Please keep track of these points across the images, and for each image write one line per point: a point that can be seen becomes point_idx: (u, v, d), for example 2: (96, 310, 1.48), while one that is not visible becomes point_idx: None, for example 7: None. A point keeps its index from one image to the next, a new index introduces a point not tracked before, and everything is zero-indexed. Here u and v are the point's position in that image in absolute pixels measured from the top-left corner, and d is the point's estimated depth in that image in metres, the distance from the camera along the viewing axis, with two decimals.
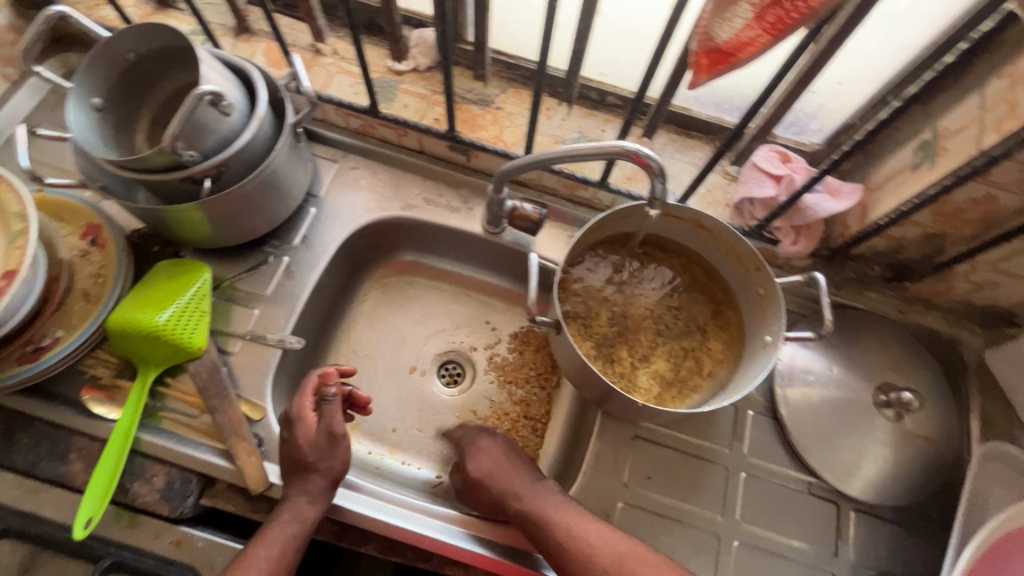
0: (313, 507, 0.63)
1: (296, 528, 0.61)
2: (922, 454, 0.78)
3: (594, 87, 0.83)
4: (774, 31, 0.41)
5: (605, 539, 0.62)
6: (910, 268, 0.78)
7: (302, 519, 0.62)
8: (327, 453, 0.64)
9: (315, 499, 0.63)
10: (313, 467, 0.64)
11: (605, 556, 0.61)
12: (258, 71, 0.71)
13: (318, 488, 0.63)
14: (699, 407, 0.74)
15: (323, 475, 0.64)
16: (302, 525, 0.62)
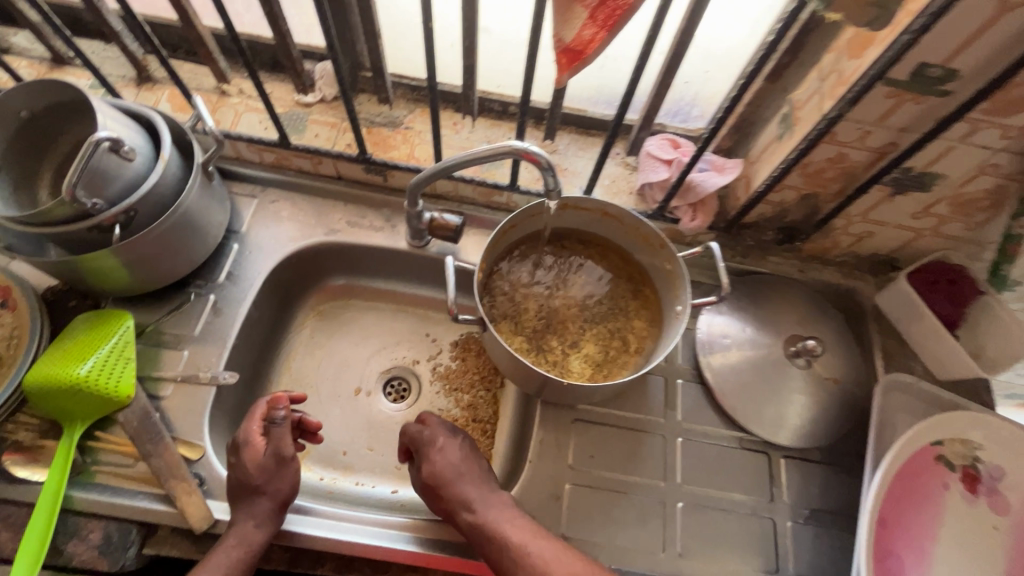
0: (257, 533, 0.63)
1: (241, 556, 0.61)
2: (835, 395, 0.85)
3: (495, 99, 0.89)
4: (607, 26, 0.46)
5: (558, 558, 0.62)
6: (797, 229, 0.86)
7: (247, 546, 0.62)
8: (273, 476, 0.65)
9: (260, 524, 0.63)
10: (257, 492, 0.64)
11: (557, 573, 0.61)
12: (160, 116, 0.73)
13: (262, 513, 0.63)
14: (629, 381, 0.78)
15: (269, 497, 0.64)
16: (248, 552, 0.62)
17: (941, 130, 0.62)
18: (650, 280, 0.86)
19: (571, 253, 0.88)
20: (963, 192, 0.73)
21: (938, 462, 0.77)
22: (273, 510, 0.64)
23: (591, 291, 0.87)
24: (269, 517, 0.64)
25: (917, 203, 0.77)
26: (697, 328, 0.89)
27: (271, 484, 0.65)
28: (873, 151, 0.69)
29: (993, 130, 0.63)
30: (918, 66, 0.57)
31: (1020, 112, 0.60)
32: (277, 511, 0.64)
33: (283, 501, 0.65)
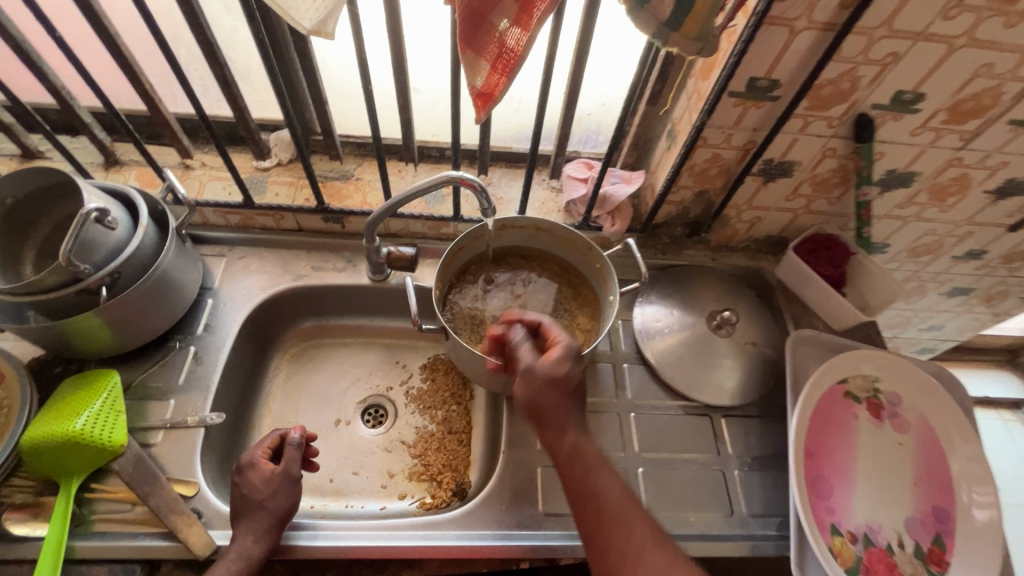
0: (258, 545, 0.68)
1: (245, 567, 0.66)
2: (756, 357, 0.99)
3: (432, 146, 1.02)
4: (504, 73, 0.59)
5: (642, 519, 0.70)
6: (700, 222, 1.03)
7: (250, 559, 0.67)
8: (284, 491, 0.72)
9: (259, 539, 0.69)
10: (258, 508, 0.70)
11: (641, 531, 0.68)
12: (136, 190, 0.82)
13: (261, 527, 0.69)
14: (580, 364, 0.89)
15: (271, 515, 0.70)
16: (252, 564, 0.67)
17: (780, 126, 0.80)
18: (587, 281, 0.99)
19: (517, 268, 1.01)
20: (816, 173, 0.91)
21: (846, 398, 0.90)
22: (271, 524, 0.70)
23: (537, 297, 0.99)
24: (271, 529, 0.70)
25: (786, 187, 0.94)
26: (633, 319, 1.03)
27: (274, 499, 0.71)
28: (739, 148, 0.86)
29: (820, 122, 0.81)
30: (750, 80, 0.74)
31: (834, 106, 0.78)
32: (275, 526, 0.70)
33: (282, 519, 0.71)
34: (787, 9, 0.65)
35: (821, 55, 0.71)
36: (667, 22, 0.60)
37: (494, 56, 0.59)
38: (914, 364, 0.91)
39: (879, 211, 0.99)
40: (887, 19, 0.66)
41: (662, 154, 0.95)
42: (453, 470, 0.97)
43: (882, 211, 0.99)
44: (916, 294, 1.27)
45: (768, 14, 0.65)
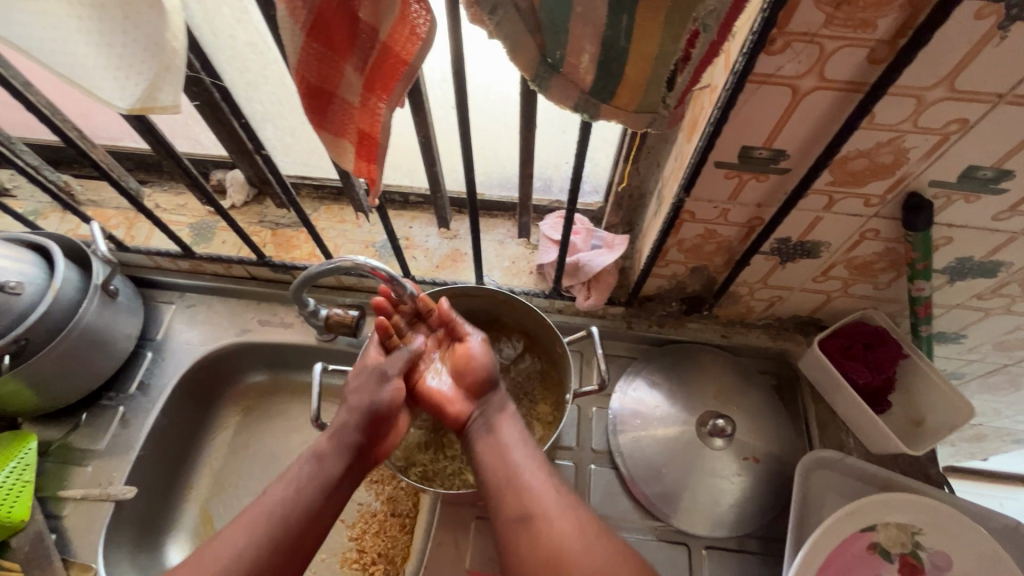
0: (328, 446, 0.63)
1: (313, 469, 0.61)
2: (756, 476, 0.79)
3: (393, 191, 0.92)
4: (371, 160, 0.46)
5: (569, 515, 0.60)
6: (700, 299, 0.83)
7: (318, 460, 0.62)
8: (367, 389, 0.65)
9: (335, 445, 0.63)
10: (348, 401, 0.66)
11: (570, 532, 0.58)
12: (56, 245, 0.78)
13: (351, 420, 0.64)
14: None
15: (359, 409, 0.64)
16: (319, 466, 0.62)
17: (790, 206, 0.59)
18: (554, 361, 0.82)
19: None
20: (854, 257, 0.69)
21: (871, 552, 0.69)
22: (358, 418, 0.64)
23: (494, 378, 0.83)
24: (360, 426, 0.64)
25: (813, 269, 0.73)
26: (610, 405, 0.86)
27: (362, 395, 0.65)
28: (741, 225, 0.66)
29: (853, 200, 0.60)
30: (743, 149, 0.55)
31: (872, 182, 0.57)
32: (365, 419, 0.64)
33: (380, 418, 0.65)
34: (784, 64, 0.46)
35: (843, 124, 0.50)
36: (593, 92, 0.44)
37: (355, 137, 0.45)
38: (986, 533, 0.68)
39: (947, 301, 0.75)
40: (945, 76, 0.45)
41: (650, 219, 0.77)
42: (388, 561, 0.87)
43: (951, 302, 0.75)
44: (1005, 387, 0.99)
45: (755, 72, 0.46)
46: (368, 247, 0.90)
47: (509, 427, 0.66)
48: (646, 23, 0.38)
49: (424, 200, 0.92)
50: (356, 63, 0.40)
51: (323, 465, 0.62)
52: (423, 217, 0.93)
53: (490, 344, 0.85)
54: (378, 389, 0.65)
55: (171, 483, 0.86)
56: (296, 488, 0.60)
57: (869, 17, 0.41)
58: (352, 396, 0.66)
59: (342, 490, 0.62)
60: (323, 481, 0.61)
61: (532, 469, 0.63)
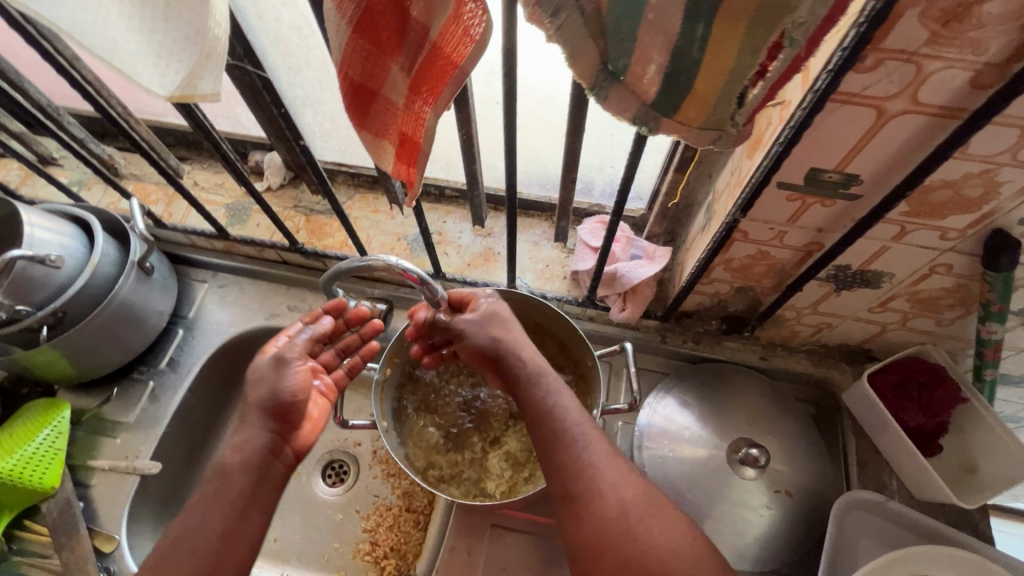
0: (235, 461, 0.59)
1: (221, 488, 0.57)
2: (786, 510, 0.75)
3: (429, 184, 0.90)
4: (412, 165, 0.43)
5: (615, 487, 0.53)
6: (742, 319, 0.78)
7: (225, 477, 0.58)
8: (269, 381, 0.64)
9: (246, 435, 0.61)
10: (248, 397, 0.63)
11: (614, 508, 0.52)
12: (96, 219, 0.78)
13: (254, 420, 0.62)
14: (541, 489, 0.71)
15: (264, 402, 0.62)
16: (226, 484, 0.58)
17: (856, 235, 0.55)
18: (582, 371, 0.77)
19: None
20: (918, 290, 0.64)
21: None
22: (262, 413, 0.62)
23: None
24: (268, 416, 0.62)
25: (870, 299, 0.68)
26: (638, 419, 0.82)
27: (262, 388, 0.63)
28: (796, 249, 0.62)
29: (928, 232, 0.54)
30: (810, 171, 0.50)
31: (953, 215, 0.51)
32: (268, 412, 0.62)
33: (287, 411, 0.63)
34: (873, 83, 0.41)
35: (931, 152, 0.45)
36: (655, 104, 0.40)
37: (397, 138, 0.42)
38: None
39: (1017, 345, 0.69)
40: None
41: (696, 232, 0.73)
42: (400, 556, 0.86)
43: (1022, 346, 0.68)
44: None
45: (839, 90, 0.41)
46: (401, 241, 0.89)
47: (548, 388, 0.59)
48: (724, 34, 0.34)
49: (460, 195, 0.90)
50: (403, 63, 0.37)
51: (230, 483, 0.58)
52: (457, 212, 0.90)
53: None
54: (281, 376, 0.64)
55: (193, 460, 0.88)
56: (203, 512, 0.56)
57: (982, 38, 0.36)
58: (252, 390, 0.64)
59: (255, 507, 0.58)
60: (232, 500, 0.57)
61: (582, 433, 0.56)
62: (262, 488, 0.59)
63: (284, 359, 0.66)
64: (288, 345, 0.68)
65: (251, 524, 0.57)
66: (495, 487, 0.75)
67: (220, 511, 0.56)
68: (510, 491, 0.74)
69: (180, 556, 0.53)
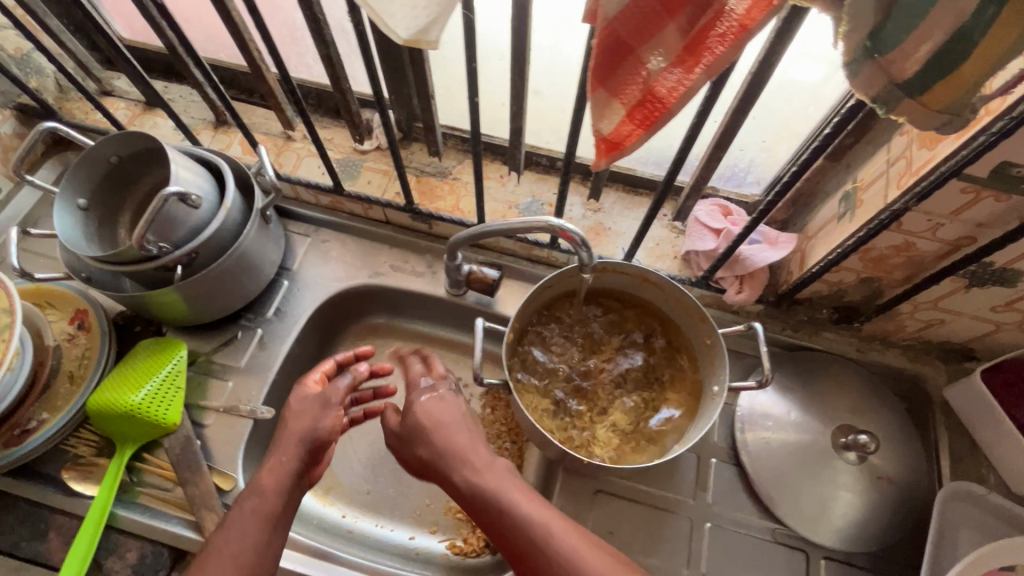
0: (270, 478, 0.67)
1: (257, 504, 0.65)
2: (886, 495, 0.78)
3: (543, 154, 0.89)
4: (644, 126, 0.45)
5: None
6: (855, 310, 0.80)
7: (262, 494, 0.66)
8: (312, 415, 0.73)
9: (272, 469, 0.68)
10: (289, 425, 0.72)
11: None
12: (226, 164, 0.78)
13: (289, 451, 0.70)
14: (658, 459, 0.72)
15: (301, 437, 0.71)
16: (265, 501, 0.66)
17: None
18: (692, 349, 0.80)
19: (607, 314, 0.83)
20: None
21: None
22: (301, 444, 0.70)
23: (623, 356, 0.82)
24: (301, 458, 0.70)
25: (997, 298, 0.69)
26: (737, 403, 0.84)
27: (304, 421, 0.72)
28: (945, 242, 0.63)
29: None
30: (1001, 164, 0.51)
31: None
32: (306, 446, 0.71)
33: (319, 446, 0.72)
34: None
35: None
36: (902, 84, 0.41)
37: (636, 99, 0.44)
38: None
39: None
40: None
41: (827, 220, 0.74)
42: None
43: None
44: None
45: None
46: (513, 209, 0.89)
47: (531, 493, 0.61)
48: (1012, 18, 0.35)
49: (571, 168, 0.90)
50: (683, 24, 0.38)
51: (264, 502, 0.65)
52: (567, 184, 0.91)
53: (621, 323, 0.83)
54: (323, 416, 0.73)
55: None
56: (241, 527, 0.63)
57: None
58: (293, 420, 0.72)
59: (284, 523, 0.67)
60: (267, 514, 0.65)
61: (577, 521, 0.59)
62: (290, 508, 0.67)
63: (329, 400, 0.74)
64: (332, 385, 0.76)
65: (279, 537, 0.66)
66: (603, 454, 0.75)
67: (257, 523, 0.64)
68: (620, 459, 0.74)
69: (223, 557, 0.61)
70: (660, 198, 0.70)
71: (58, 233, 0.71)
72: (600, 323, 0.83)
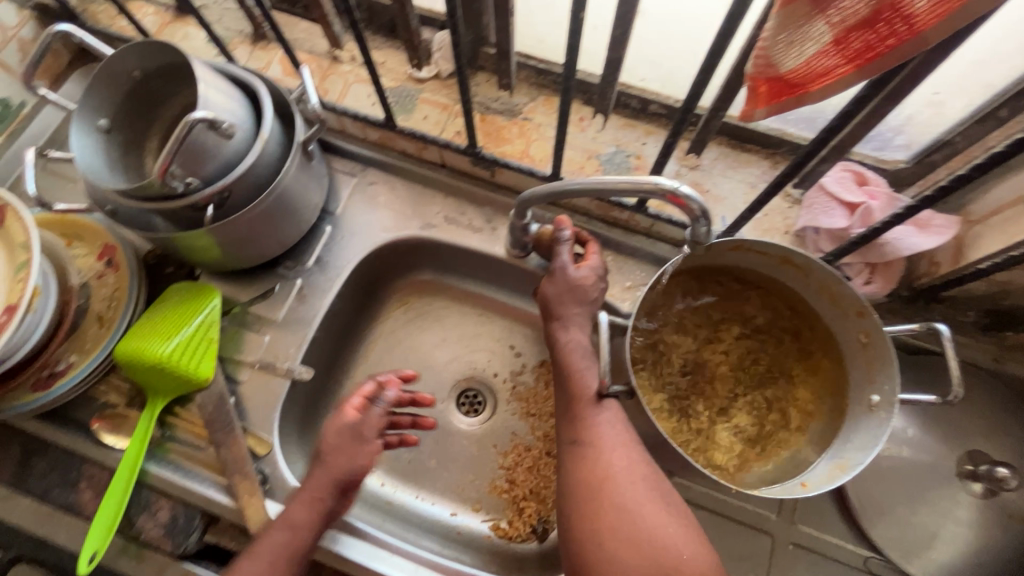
0: (302, 513, 0.61)
1: (287, 536, 0.60)
2: (1017, 539, 0.65)
3: (635, 95, 0.73)
4: (857, 61, 0.33)
5: (624, 452, 0.59)
6: (1014, 316, 0.65)
7: (291, 528, 0.60)
8: (347, 453, 0.63)
9: (311, 503, 0.61)
10: (325, 462, 0.63)
11: (615, 458, 0.58)
12: (265, 87, 0.66)
13: (323, 489, 0.62)
14: (789, 476, 0.64)
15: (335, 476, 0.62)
16: (294, 538, 0.60)
17: None
18: (832, 342, 0.68)
19: (726, 296, 0.72)
20: None
21: None
22: (333, 484, 0.62)
23: (745, 344, 0.72)
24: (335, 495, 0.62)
25: None
26: None
27: (340, 459, 0.63)
28: None
29: None
30: None
31: None
32: (340, 485, 0.62)
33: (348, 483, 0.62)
34: None
35: None
36: None
37: (858, 21, 0.31)
38: None
39: None
40: None
41: (1010, 206, 0.56)
42: (540, 501, 0.80)
43: None
44: None
45: None
46: (592, 160, 0.75)
47: (634, 483, 0.57)
48: None
49: (669, 113, 0.74)
50: None
51: (296, 534, 0.60)
52: (661, 134, 0.75)
53: (742, 306, 0.72)
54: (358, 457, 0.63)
55: (333, 366, 0.84)
56: (269, 558, 0.59)
57: None
58: (328, 463, 0.63)
59: None
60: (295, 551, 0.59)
61: (670, 534, 0.54)
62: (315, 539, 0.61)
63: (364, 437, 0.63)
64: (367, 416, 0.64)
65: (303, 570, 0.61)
66: (724, 461, 0.66)
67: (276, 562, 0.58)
68: (743, 468, 0.66)
69: None
70: (795, 165, 0.56)
71: (76, 157, 0.61)
72: (718, 306, 0.72)
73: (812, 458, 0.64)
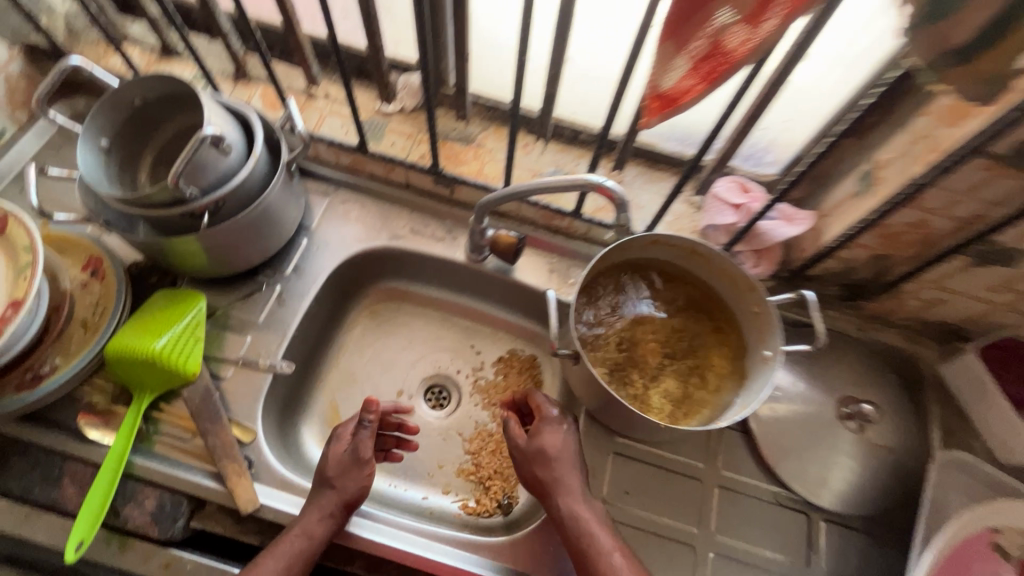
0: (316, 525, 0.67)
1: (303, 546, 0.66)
2: (886, 464, 0.81)
3: (567, 125, 0.91)
4: (709, 80, 0.49)
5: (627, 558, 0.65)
6: (863, 288, 0.85)
7: (309, 538, 0.67)
8: (350, 476, 0.70)
9: (321, 519, 0.68)
10: (332, 486, 0.70)
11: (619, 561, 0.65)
12: (256, 114, 0.77)
13: (333, 506, 0.69)
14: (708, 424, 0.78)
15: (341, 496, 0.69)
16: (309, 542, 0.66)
17: None
18: (734, 316, 0.84)
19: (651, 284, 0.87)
20: None
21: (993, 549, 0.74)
22: (342, 502, 0.69)
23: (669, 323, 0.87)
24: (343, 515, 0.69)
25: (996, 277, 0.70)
26: None
27: (346, 482, 0.70)
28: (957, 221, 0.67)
29: None
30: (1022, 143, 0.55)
31: None
32: (348, 504, 0.70)
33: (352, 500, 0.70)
34: None
35: None
36: None
37: (702, 55, 0.48)
38: None
39: None
40: None
41: (844, 200, 0.75)
42: (504, 479, 0.89)
43: None
44: None
45: None
46: (536, 177, 0.90)
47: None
48: None
49: (595, 140, 0.91)
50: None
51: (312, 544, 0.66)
52: (590, 156, 0.92)
53: (664, 292, 0.88)
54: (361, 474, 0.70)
55: (307, 366, 0.91)
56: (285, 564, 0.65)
57: None
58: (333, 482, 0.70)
59: None
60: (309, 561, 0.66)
61: None
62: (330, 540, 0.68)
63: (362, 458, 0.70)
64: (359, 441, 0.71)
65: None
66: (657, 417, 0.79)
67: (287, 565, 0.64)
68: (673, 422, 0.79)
69: None
70: (690, 172, 0.73)
71: (81, 171, 0.69)
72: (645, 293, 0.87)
73: (724, 408, 0.79)
